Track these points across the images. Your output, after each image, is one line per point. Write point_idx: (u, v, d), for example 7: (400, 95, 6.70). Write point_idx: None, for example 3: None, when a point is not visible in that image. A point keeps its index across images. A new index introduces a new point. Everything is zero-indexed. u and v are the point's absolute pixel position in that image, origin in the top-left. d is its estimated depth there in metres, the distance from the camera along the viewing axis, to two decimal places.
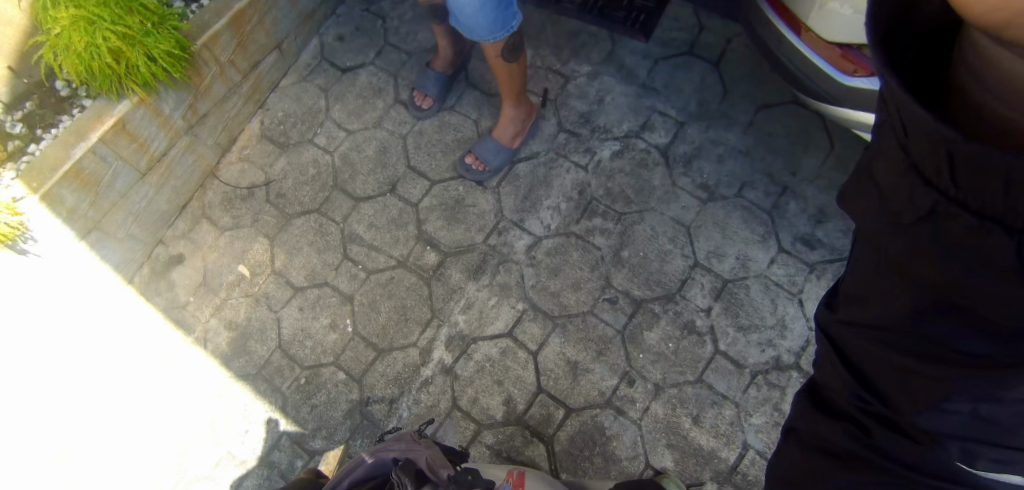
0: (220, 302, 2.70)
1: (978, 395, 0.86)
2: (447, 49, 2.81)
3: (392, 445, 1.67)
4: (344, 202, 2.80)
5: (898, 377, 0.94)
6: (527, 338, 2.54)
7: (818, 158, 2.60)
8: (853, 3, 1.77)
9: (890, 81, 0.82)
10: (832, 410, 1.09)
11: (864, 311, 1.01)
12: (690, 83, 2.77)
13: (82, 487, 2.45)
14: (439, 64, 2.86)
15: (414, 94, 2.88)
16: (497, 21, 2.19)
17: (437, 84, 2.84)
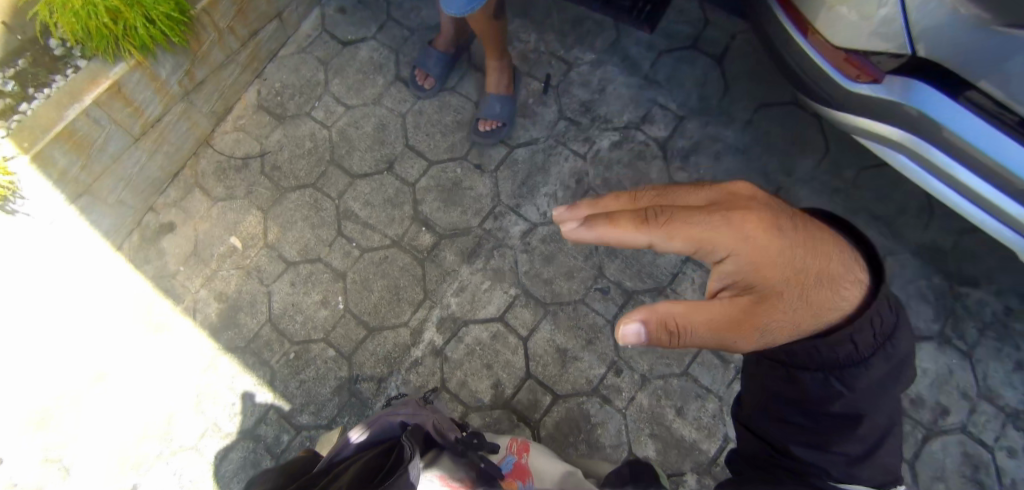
0: (210, 273, 2.68)
1: (820, 444, 1.32)
2: (451, 26, 2.78)
3: (398, 410, 1.70)
4: (341, 179, 2.78)
5: (780, 435, 1.37)
6: (518, 323, 2.56)
7: (814, 158, 2.57)
8: (861, 9, 1.79)
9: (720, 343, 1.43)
10: (755, 463, 1.46)
11: (752, 403, 1.43)
12: (693, 77, 2.73)
13: (63, 452, 2.47)
14: (441, 43, 2.82)
15: (416, 72, 2.84)
16: None
17: (439, 63, 2.80)
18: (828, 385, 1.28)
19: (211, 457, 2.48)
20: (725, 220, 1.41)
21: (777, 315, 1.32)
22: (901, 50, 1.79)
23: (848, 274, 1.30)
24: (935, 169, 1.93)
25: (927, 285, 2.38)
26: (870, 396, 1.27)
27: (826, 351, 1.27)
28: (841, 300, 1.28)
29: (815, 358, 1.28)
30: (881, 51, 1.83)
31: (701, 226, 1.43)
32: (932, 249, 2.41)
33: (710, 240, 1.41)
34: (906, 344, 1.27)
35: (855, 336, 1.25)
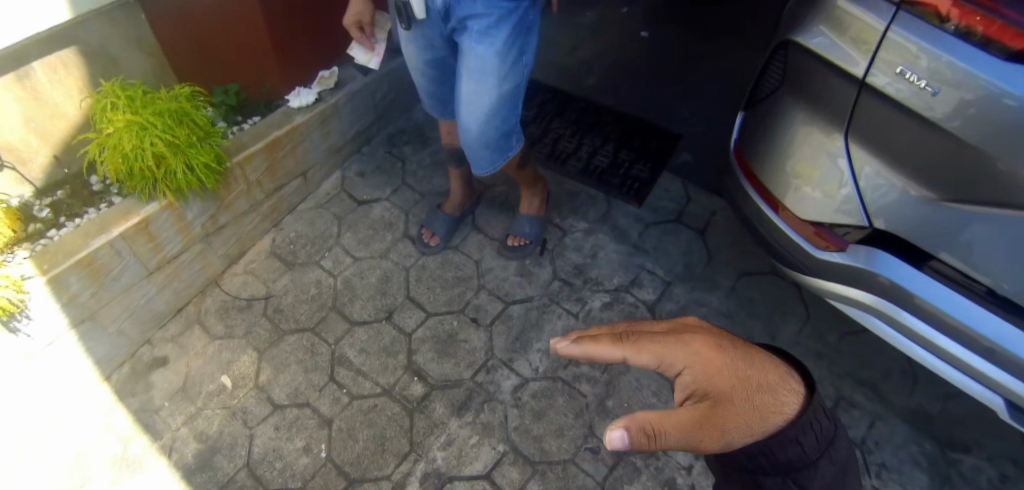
0: (194, 411, 2.64)
1: None
2: (459, 192, 3.04)
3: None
4: (340, 324, 2.86)
5: None
6: (504, 482, 2.48)
7: (797, 324, 2.69)
8: (825, 188, 2.04)
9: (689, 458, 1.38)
10: None
11: None
12: (678, 247, 2.94)
13: None
14: (449, 207, 3.07)
15: (422, 231, 3.06)
16: (497, 153, 2.52)
17: (445, 224, 3.03)
18: None
19: None
20: (681, 338, 1.45)
21: (733, 417, 1.31)
22: (864, 224, 2.00)
23: (787, 377, 1.35)
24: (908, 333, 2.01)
25: (919, 450, 2.36)
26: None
27: (782, 450, 1.26)
28: (787, 402, 1.31)
29: (771, 461, 1.26)
30: (846, 225, 2.04)
31: (661, 341, 1.46)
32: (918, 413, 2.44)
33: (668, 353, 1.44)
34: (845, 448, 1.30)
35: (803, 435, 1.26)
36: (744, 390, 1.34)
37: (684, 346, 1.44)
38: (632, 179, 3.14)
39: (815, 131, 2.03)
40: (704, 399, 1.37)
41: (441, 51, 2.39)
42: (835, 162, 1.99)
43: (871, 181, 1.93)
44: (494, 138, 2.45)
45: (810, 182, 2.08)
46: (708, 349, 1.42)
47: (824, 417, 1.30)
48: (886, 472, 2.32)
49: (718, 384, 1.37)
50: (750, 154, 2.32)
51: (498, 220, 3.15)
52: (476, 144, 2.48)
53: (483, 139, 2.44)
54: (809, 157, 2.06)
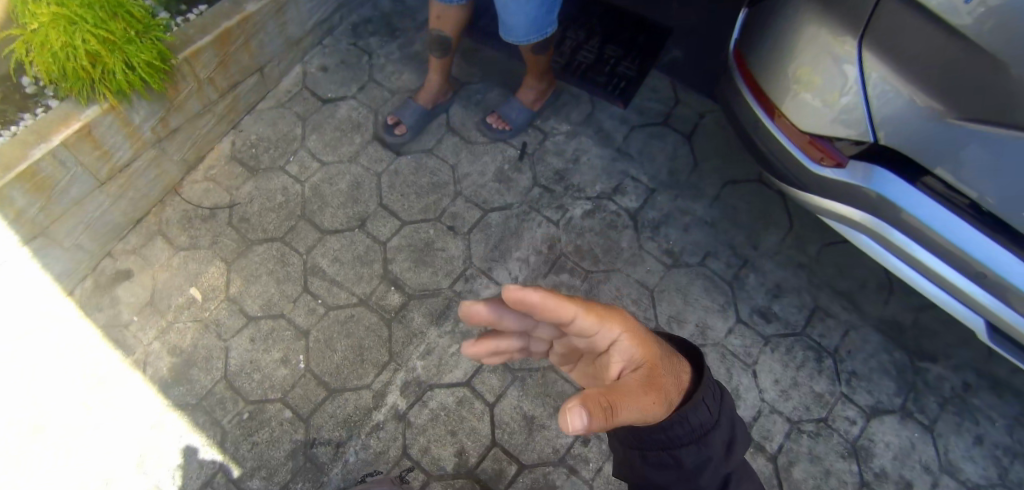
0: (165, 325, 2.61)
1: None
2: (436, 82, 2.87)
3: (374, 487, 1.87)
4: (310, 234, 2.74)
5: None
6: (484, 389, 2.51)
7: (779, 235, 2.69)
8: (825, 96, 1.91)
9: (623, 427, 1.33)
10: None
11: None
12: (664, 152, 2.83)
13: None
14: (422, 97, 2.90)
15: (389, 117, 2.90)
16: (535, 24, 2.43)
17: (414, 114, 2.88)
18: (699, 454, 1.39)
19: None
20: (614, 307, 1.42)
21: (666, 380, 1.38)
22: (866, 137, 1.88)
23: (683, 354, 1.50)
24: (891, 247, 2.02)
25: (889, 359, 2.50)
26: (727, 464, 1.42)
27: (697, 417, 1.39)
28: (686, 377, 1.44)
29: (686, 427, 1.38)
30: (847, 137, 1.93)
31: (602, 308, 1.40)
32: (893, 325, 2.55)
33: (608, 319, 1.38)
34: (733, 406, 1.48)
35: (709, 401, 1.41)
36: (664, 359, 1.43)
37: (619, 317, 1.41)
38: (617, 78, 2.96)
39: (823, 32, 1.86)
40: (639, 367, 1.38)
41: None
42: (839, 67, 1.85)
43: (877, 88, 1.79)
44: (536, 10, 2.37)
45: (810, 88, 1.95)
46: (636, 322, 1.43)
47: (717, 389, 1.46)
48: (856, 379, 2.48)
49: (650, 352, 1.40)
50: (749, 56, 2.16)
51: (473, 118, 2.95)
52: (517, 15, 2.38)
53: (525, 9, 2.35)
54: (814, 61, 1.91)
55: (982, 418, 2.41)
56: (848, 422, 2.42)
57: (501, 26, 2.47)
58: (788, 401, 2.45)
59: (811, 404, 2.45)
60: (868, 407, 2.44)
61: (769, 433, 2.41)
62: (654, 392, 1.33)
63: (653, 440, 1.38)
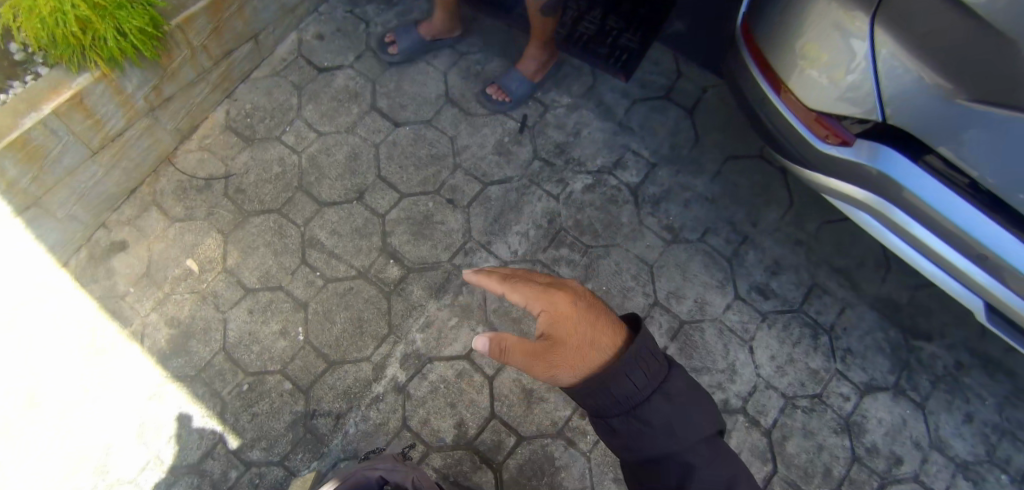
0: (162, 296, 2.62)
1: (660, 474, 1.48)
2: (441, 18, 2.86)
3: (377, 464, 1.82)
4: (308, 206, 2.73)
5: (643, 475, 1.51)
6: (484, 362, 2.53)
7: (778, 211, 2.70)
8: (831, 73, 1.91)
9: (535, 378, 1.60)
10: None
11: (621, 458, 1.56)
12: (665, 126, 2.81)
13: None
14: (425, 29, 2.90)
15: (388, 35, 2.94)
16: None
17: (410, 41, 2.91)
18: (627, 421, 1.47)
19: None
20: (549, 290, 1.66)
21: (565, 352, 1.54)
22: (871, 116, 1.88)
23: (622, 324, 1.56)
24: (894, 226, 2.02)
25: (883, 337, 2.54)
26: (662, 431, 1.46)
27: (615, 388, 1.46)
28: (605, 355, 1.50)
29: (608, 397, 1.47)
30: (851, 116, 1.93)
31: (533, 290, 1.68)
32: (888, 303, 2.58)
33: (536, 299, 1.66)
34: (679, 378, 1.50)
35: (632, 369, 1.46)
36: (580, 333, 1.56)
37: (544, 297, 1.65)
38: (618, 50, 2.91)
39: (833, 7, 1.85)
40: (548, 338, 1.60)
41: None
42: (847, 44, 1.84)
43: (886, 65, 1.77)
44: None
45: (816, 65, 1.94)
46: (559, 302, 1.63)
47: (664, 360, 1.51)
48: (850, 356, 2.52)
49: (560, 327, 1.59)
50: (757, 30, 2.14)
51: (473, 89, 2.91)
52: None
53: None
54: (822, 37, 1.90)
55: (973, 396, 2.46)
56: (842, 398, 2.47)
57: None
58: (783, 376, 2.49)
59: (806, 380, 2.49)
60: (861, 383, 2.48)
61: (763, 408, 2.45)
62: (548, 356, 1.56)
63: (586, 407, 1.51)
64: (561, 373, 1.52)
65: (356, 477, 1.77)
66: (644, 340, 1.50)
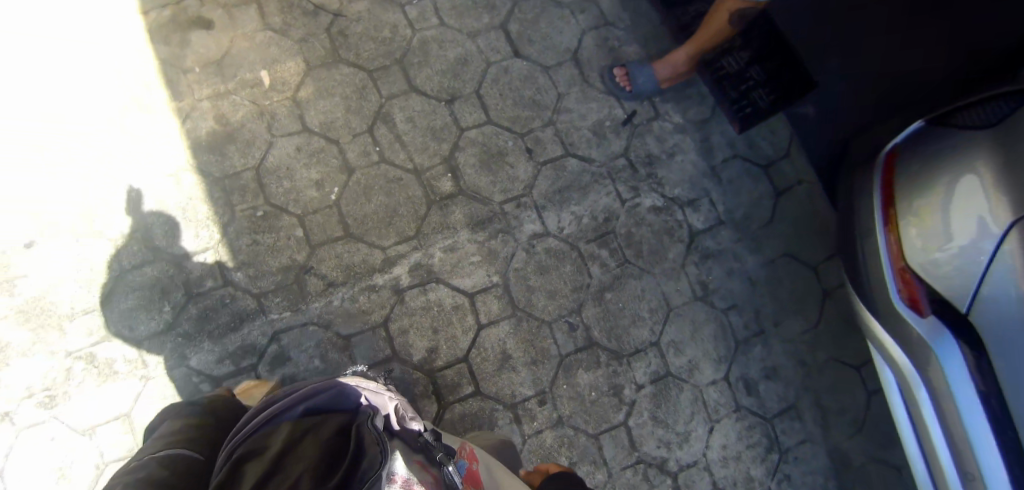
0: (222, 91, 2.56)
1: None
2: None
3: (361, 384, 1.78)
4: (399, 82, 2.67)
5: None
6: (482, 309, 2.55)
7: (802, 324, 2.74)
8: (929, 240, 1.99)
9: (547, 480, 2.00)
10: None
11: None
12: (749, 193, 2.81)
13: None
14: None
15: None
16: None
17: None
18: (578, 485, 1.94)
19: (121, 259, 2.42)
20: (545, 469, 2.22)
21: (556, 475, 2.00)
22: (951, 297, 1.96)
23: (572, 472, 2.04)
24: (914, 406, 2.07)
25: (822, 482, 2.63)
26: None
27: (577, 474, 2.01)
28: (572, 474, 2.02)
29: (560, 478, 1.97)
30: (929, 284, 2.00)
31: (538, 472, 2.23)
32: (841, 457, 2.66)
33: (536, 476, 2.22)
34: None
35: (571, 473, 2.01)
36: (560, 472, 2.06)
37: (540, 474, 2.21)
38: (748, 102, 2.88)
39: (964, 189, 1.94)
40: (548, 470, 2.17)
41: None
42: (957, 227, 1.93)
43: (1000, 264, 1.84)
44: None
45: (920, 225, 2.02)
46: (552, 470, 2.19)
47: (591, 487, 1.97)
48: (787, 481, 2.61)
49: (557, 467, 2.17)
50: (899, 165, 2.15)
51: (602, 61, 2.84)
52: None
53: None
54: (938, 207, 1.98)
55: None
56: None
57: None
58: (724, 467, 2.58)
59: (739, 480, 2.59)
60: None
61: (691, 482, 2.56)
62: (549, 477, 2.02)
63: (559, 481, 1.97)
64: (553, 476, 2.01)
65: (335, 390, 1.72)
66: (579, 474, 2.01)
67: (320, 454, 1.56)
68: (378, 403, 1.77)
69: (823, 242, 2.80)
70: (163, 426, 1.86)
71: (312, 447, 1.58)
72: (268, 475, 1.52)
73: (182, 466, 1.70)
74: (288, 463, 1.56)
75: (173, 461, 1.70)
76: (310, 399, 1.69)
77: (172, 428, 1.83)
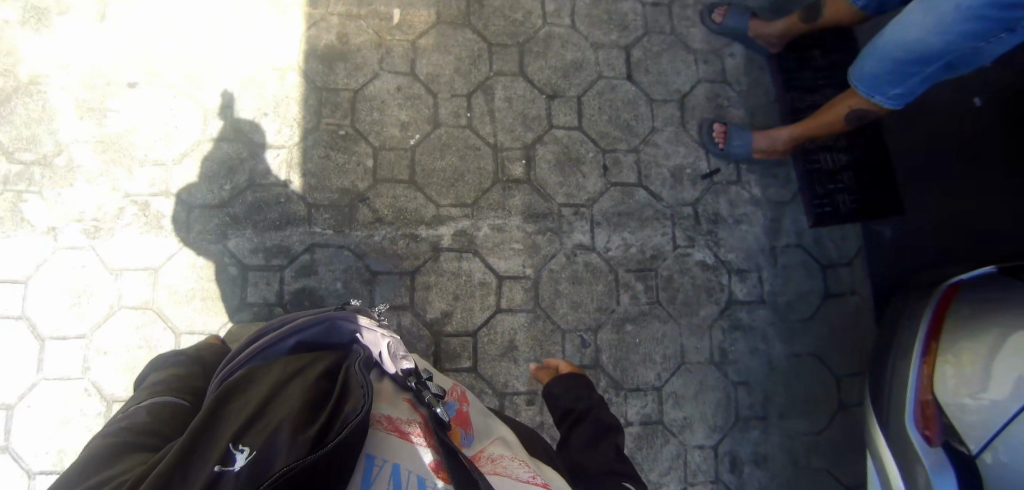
0: (352, 15, 2.71)
1: (604, 416, 1.92)
2: (779, 27, 2.80)
3: (351, 318, 1.82)
4: (512, 63, 2.76)
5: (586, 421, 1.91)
6: (506, 295, 2.59)
7: (806, 427, 2.67)
8: (963, 383, 1.97)
9: (551, 389, 2.06)
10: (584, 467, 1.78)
11: (575, 411, 1.95)
12: (800, 285, 2.77)
13: (128, 9, 2.60)
14: (759, 25, 2.82)
15: (720, 7, 2.89)
16: (908, 96, 2.33)
17: (739, 23, 2.84)
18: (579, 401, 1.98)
19: (207, 128, 2.56)
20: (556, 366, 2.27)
21: (560, 380, 2.07)
22: (966, 438, 1.93)
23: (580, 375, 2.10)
24: None
25: None
26: (595, 404, 1.97)
27: (584, 381, 2.07)
28: (577, 379, 2.07)
29: (564, 386, 2.04)
30: (948, 418, 1.97)
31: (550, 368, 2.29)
32: None
33: (545, 375, 2.28)
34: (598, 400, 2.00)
35: (576, 377, 2.07)
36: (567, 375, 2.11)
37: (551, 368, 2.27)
38: (831, 203, 2.82)
39: (1012, 347, 1.94)
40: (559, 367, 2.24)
41: (956, 43, 2.10)
42: (996, 379, 1.92)
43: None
44: (892, 65, 2.25)
45: (958, 366, 2.00)
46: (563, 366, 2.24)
47: (591, 392, 2.02)
48: None
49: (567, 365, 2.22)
50: (958, 301, 2.14)
51: (705, 112, 2.84)
52: (917, 85, 2.27)
53: (917, 82, 2.26)
54: (983, 354, 1.98)
55: None
56: None
57: (853, 66, 2.44)
58: None
59: None
60: None
61: None
62: (556, 381, 2.08)
63: (563, 389, 2.03)
64: (557, 382, 2.07)
65: (324, 325, 1.81)
66: (583, 380, 2.07)
67: (305, 396, 1.62)
68: (371, 340, 1.82)
69: (856, 357, 2.75)
70: (151, 376, 2.04)
71: (298, 388, 1.64)
72: (250, 417, 1.56)
73: (168, 411, 1.85)
74: (274, 406, 1.60)
75: (158, 408, 1.85)
76: (300, 333, 1.80)
77: (160, 379, 1.99)
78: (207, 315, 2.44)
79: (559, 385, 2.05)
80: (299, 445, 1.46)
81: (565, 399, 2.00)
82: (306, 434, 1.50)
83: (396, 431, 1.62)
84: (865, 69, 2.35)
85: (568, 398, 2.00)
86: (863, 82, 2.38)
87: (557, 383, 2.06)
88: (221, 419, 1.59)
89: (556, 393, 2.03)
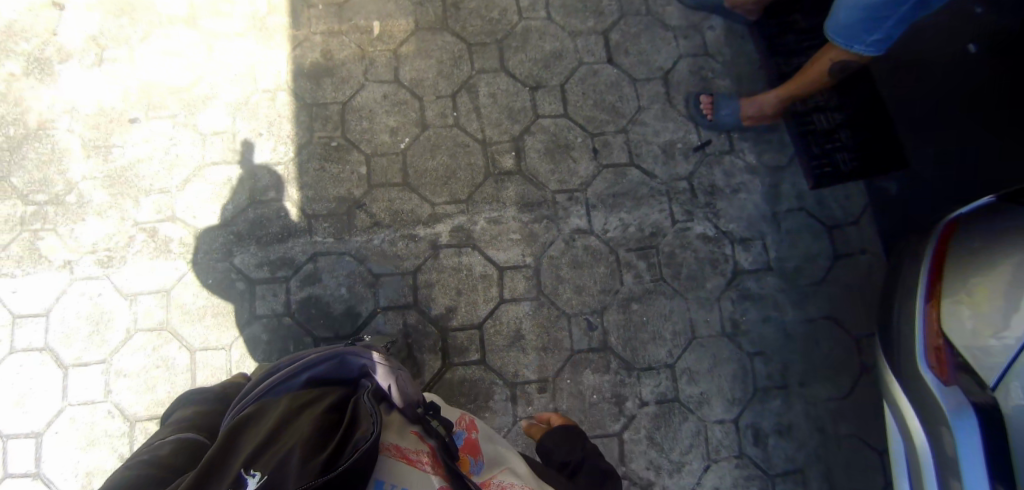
0: (335, 31, 2.81)
1: (601, 465, 1.94)
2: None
3: (362, 353, 1.85)
4: (493, 60, 2.82)
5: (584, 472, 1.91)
6: (508, 285, 2.60)
7: (829, 393, 2.60)
8: (982, 322, 1.90)
9: (543, 442, 2.08)
10: None
11: (571, 462, 1.96)
12: (806, 248, 2.72)
13: (124, 49, 2.74)
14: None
15: None
16: (886, 42, 2.32)
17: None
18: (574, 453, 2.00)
19: (206, 152, 2.67)
20: (551, 418, 2.30)
21: (555, 433, 2.09)
22: (982, 373, 1.87)
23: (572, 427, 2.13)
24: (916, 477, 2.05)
25: None
26: (590, 455, 1.99)
27: (578, 432, 2.10)
28: (570, 431, 2.09)
29: (557, 439, 2.06)
30: (960, 354, 1.93)
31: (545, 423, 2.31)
32: None
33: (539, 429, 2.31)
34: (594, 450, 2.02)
35: (569, 429, 2.10)
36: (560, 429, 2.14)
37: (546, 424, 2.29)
38: (830, 161, 2.78)
39: None
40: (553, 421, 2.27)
41: None
42: (1016, 314, 1.85)
43: None
44: (861, 15, 2.25)
45: (974, 304, 1.94)
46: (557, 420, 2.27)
47: (584, 444, 2.04)
48: None
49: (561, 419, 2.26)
50: (956, 239, 2.09)
51: (690, 87, 2.84)
52: (892, 30, 2.26)
53: (891, 27, 2.25)
54: (995, 289, 1.91)
55: None
56: None
57: (830, 18, 2.43)
58: None
59: None
60: None
61: None
62: (549, 435, 2.10)
63: (555, 442, 2.05)
64: (550, 436, 2.09)
65: (335, 361, 1.83)
66: (576, 432, 2.09)
67: (315, 427, 1.61)
68: (381, 374, 1.82)
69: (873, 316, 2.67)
70: (175, 414, 2.07)
71: (309, 421, 1.63)
72: (260, 449, 1.57)
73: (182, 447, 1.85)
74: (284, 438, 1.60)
75: (183, 443, 1.87)
76: (313, 369, 1.81)
77: (182, 416, 2.03)
78: (218, 331, 2.51)
79: (552, 439, 2.07)
80: (306, 471, 1.44)
81: (558, 451, 2.02)
82: (317, 459, 1.48)
83: (404, 458, 1.58)
84: (839, 21, 2.35)
85: (562, 451, 2.02)
86: (840, 33, 2.37)
87: (551, 438, 2.08)
88: (236, 454, 1.60)
89: (550, 445, 2.05)
